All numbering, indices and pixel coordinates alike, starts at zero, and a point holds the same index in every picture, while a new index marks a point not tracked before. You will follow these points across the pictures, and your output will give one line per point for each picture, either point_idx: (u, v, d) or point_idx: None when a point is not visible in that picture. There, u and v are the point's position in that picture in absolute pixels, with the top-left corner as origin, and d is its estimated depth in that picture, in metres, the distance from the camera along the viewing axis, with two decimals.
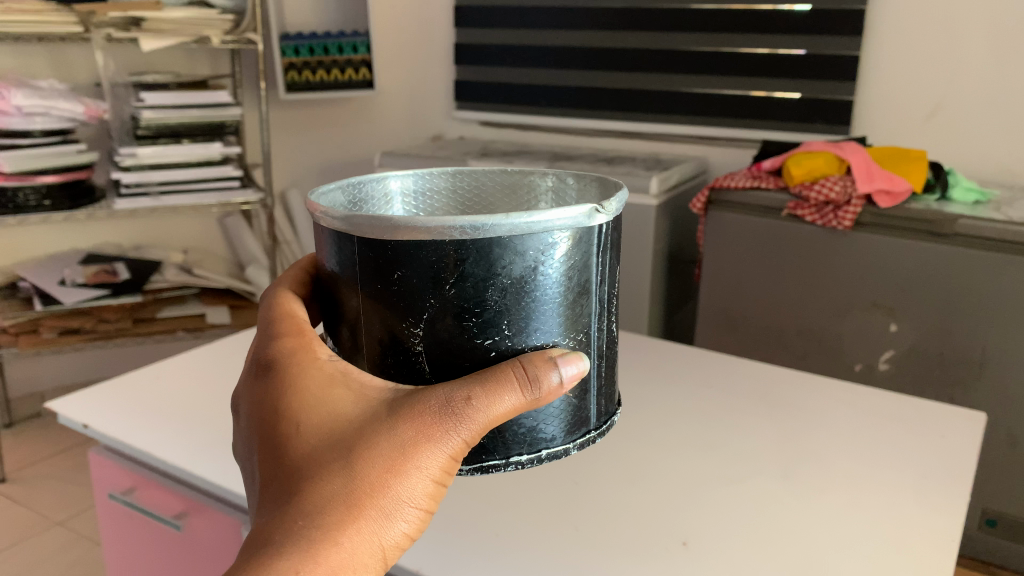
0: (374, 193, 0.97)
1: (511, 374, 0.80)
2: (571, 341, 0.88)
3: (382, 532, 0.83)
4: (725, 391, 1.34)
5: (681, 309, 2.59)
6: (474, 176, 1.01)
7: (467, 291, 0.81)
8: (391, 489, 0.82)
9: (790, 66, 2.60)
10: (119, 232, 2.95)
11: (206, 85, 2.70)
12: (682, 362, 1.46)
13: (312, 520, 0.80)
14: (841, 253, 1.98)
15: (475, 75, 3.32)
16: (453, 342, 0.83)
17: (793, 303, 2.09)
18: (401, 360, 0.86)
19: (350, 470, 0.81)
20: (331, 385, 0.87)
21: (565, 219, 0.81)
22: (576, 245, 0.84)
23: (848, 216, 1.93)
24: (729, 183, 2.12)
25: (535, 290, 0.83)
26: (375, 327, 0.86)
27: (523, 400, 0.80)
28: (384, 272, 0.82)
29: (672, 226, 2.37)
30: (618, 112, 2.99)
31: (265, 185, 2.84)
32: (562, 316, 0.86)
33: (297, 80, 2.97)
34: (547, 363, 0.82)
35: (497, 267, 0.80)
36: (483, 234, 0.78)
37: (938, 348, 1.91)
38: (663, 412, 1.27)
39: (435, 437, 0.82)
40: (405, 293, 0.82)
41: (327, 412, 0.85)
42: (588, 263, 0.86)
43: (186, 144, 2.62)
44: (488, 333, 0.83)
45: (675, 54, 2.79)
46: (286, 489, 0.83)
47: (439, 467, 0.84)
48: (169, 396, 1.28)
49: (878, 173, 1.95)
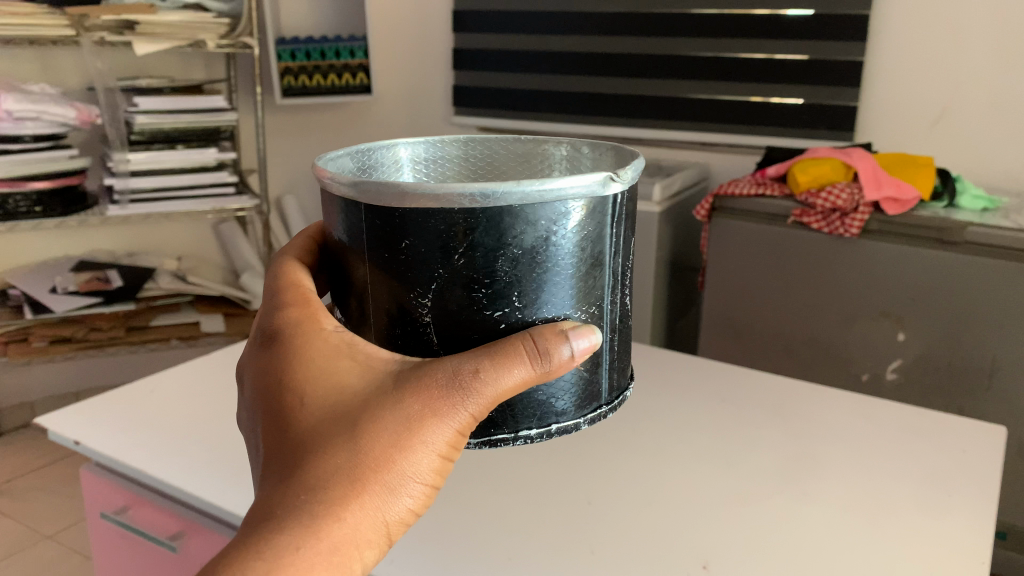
0: (381, 160, 0.91)
1: (518, 347, 0.63)
2: (584, 315, 0.68)
3: (386, 509, 0.68)
4: (739, 404, 1.31)
5: (684, 317, 2.56)
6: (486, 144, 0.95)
7: (477, 261, 0.62)
8: (397, 466, 0.67)
9: (793, 72, 2.58)
10: (112, 238, 2.91)
11: (201, 89, 2.66)
12: (692, 372, 1.43)
13: (312, 498, 0.65)
14: (848, 261, 1.96)
15: (474, 80, 3.29)
16: (462, 315, 0.65)
17: (799, 312, 2.06)
18: (409, 332, 0.67)
19: (353, 444, 0.66)
20: (340, 357, 0.70)
21: (579, 187, 0.62)
22: (592, 213, 0.65)
23: (856, 222, 1.90)
24: (733, 191, 2.09)
25: (547, 264, 0.64)
26: (383, 297, 0.67)
27: (533, 373, 0.64)
28: (390, 238, 0.64)
29: (675, 233, 2.34)
30: (619, 118, 2.96)
31: (261, 191, 2.80)
32: (571, 290, 0.67)
33: (293, 84, 2.93)
34: (558, 333, 0.64)
35: (507, 236, 0.62)
36: (492, 201, 0.60)
37: (948, 357, 1.88)
38: (675, 426, 1.24)
39: (442, 411, 0.66)
40: (410, 261, 0.63)
41: (329, 381, 0.69)
42: (604, 233, 0.66)
43: (181, 149, 2.58)
44: (499, 305, 0.64)
45: (677, 60, 2.77)
46: (281, 464, 0.68)
47: (449, 443, 0.68)
48: (164, 410, 1.24)
49: (885, 179, 1.92)
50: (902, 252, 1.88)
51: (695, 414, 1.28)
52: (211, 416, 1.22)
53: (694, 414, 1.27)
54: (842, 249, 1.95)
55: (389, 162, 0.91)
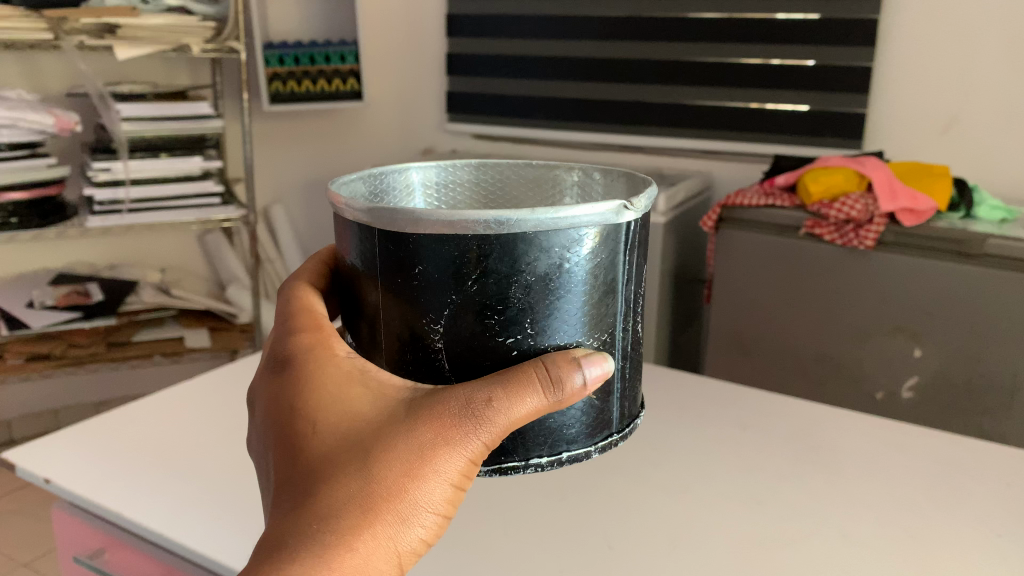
0: (393, 186, 0.80)
1: (531, 375, 0.62)
2: (596, 342, 0.67)
3: (398, 538, 0.67)
4: (759, 426, 1.23)
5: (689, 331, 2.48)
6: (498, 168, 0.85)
7: (491, 287, 0.62)
8: (409, 494, 0.67)
9: (798, 78, 2.51)
10: (92, 250, 2.80)
11: (186, 95, 2.56)
12: (708, 392, 1.35)
13: (324, 526, 0.65)
14: (862, 274, 1.88)
15: (469, 86, 3.21)
16: (474, 342, 0.64)
17: (811, 326, 1.98)
18: (419, 357, 0.66)
19: (365, 471, 0.66)
20: (352, 382, 0.69)
21: (595, 214, 0.62)
22: (604, 242, 0.64)
23: (870, 234, 1.82)
24: (742, 201, 2.02)
25: (560, 292, 0.63)
26: (395, 321, 0.66)
27: (547, 401, 0.63)
28: (404, 262, 0.63)
29: (680, 244, 2.26)
30: (619, 125, 2.88)
31: (248, 201, 2.70)
32: (583, 318, 0.66)
33: (281, 91, 2.82)
34: (570, 362, 0.63)
35: (521, 263, 0.61)
36: (506, 228, 0.60)
37: (966, 374, 1.81)
38: (694, 451, 1.16)
39: (455, 438, 0.65)
40: (423, 286, 0.63)
41: (341, 407, 0.69)
42: (618, 260, 0.66)
43: (164, 158, 2.47)
44: (512, 331, 0.64)
45: (679, 65, 2.69)
46: (292, 490, 0.68)
47: (462, 472, 0.67)
48: (145, 441, 1.14)
49: (901, 189, 1.84)
50: (916, 266, 1.81)
51: (714, 437, 1.20)
52: (195, 446, 1.13)
53: (712, 438, 1.20)
54: (855, 262, 1.88)
55: (399, 188, 0.80)
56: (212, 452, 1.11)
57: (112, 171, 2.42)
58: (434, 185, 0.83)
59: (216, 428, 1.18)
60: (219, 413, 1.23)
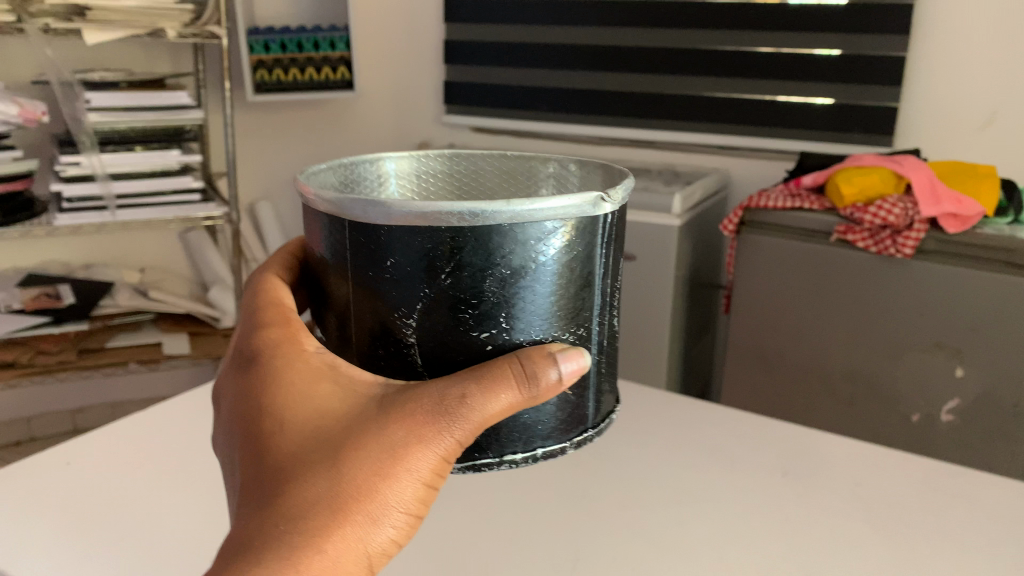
0: (365, 177, 0.79)
1: (506, 370, 0.62)
2: (570, 336, 0.68)
3: (368, 540, 0.65)
4: (793, 454, 1.07)
5: (702, 340, 2.31)
6: (473, 162, 0.83)
7: (465, 281, 0.62)
8: (380, 493, 0.65)
9: (822, 69, 2.33)
10: (65, 249, 2.62)
11: (164, 84, 2.38)
12: (734, 419, 1.19)
13: (293, 526, 0.62)
14: (897, 285, 1.70)
15: (468, 76, 3.03)
16: (448, 335, 0.64)
17: (840, 342, 1.81)
18: (394, 351, 0.67)
19: (335, 469, 0.64)
20: (322, 380, 0.69)
21: (569, 207, 0.62)
22: (580, 234, 0.65)
23: (909, 241, 1.65)
24: (765, 203, 1.84)
25: (534, 285, 0.64)
26: (368, 316, 0.66)
27: (521, 396, 0.63)
28: (377, 257, 0.63)
29: (694, 248, 2.09)
30: (628, 118, 2.71)
31: (231, 197, 2.52)
32: (556, 313, 0.66)
33: (267, 79, 2.65)
34: (545, 357, 0.63)
35: (496, 256, 0.62)
36: (480, 222, 0.60)
37: (1013, 398, 1.63)
38: (717, 483, 1.00)
39: (429, 436, 0.64)
40: (398, 281, 0.63)
41: (313, 405, 0.68)
42: (593, 253, 0.67)
43: (139, 151, 2.30)
44: (487, 325, 0.64)
45: (692, 55, 2.52)
46: (260, 492, 0.65)
47: (434, 470, 0.66)
48: (86, 516, 0.99)
49: (943, 191, 1.67)
50: (959, 277, 1.63)
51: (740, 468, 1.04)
52: (144, 527, 0.98)
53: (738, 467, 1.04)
54: (892, 269, 1.70)
55: (372, 180, 0.79)
56: (163, 534, 0.97)
57: (83, 165, 2.24)
58: (409, 182, 0.82)
59: (172, 500, 1.03)
60: (179, 479, 1.08)
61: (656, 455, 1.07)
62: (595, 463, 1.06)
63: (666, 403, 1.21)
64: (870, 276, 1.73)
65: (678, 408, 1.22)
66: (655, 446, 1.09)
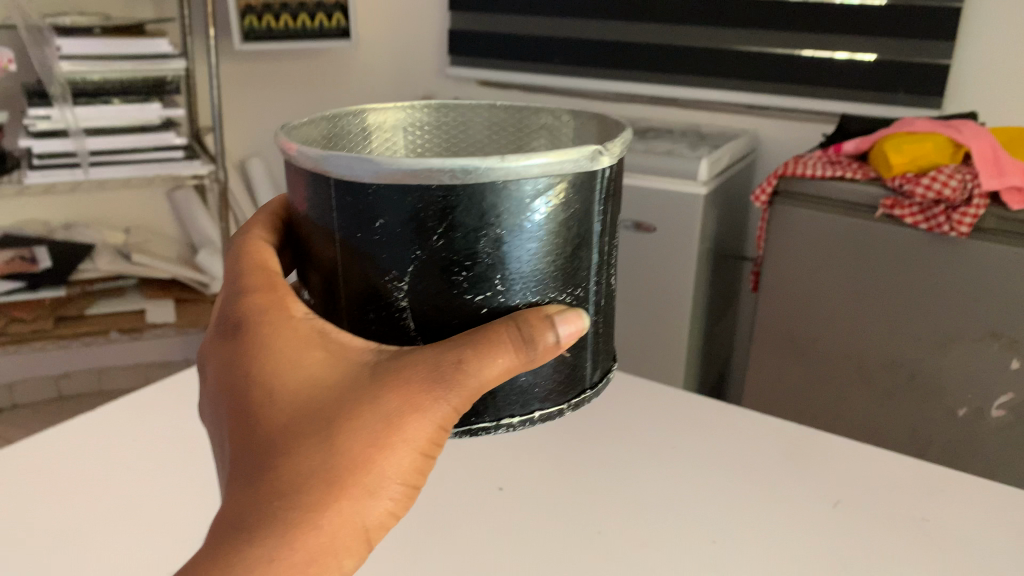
0: (347, 132, 0.66)
1: (502, 336, 0.54)
2: (571, 299, 0.59)
3: (365, 514, 0.59)
4: (845, 495, 0.92)
5: (725, 318, 2.15)
6: (465, 115, 0.70)
7: (456, 242, 0.53)
8: (374, 465, 0.58)
9: (866, 21, 2.11)
10: (43, 208, 2.46)
11: (143, 30, 2.18)
12: (774, 432, 1.03)
13: (287, 502, 0.57)
14: (950, 267, 1.52)
15: (477, 26, 2.81)
16: (439, 301, 0.55)
17: (882, 327, 1.63)
18: (383, 316, 0.57)
19: (325, 441, 0.57)
20: (307, 343, 0.60)
21: (564, 162, 0.53)
22: (580, 191, 0.56)
23: (966, 217, 1.45)
24: (803, 171, 1.65)
25: (533, 246, 0.55)
26: (350, 278, 0.57)
27: (519, 362, 0.55)
28: (360, 215, 0.54)
29: (721, 218, 1.91)
30: (648, 74, 2.50)
31: (219, 155, 2.34)
32: (555, 276, 0.57)
33: (258, 26, 2.44)
34: (543, 319, 0.55)
35: (490, 215, 0.53)
36: (473, 177, 0.51)
37: None
38: (761, 538, 0.85)
39: (426, 405, 0.57)
40: (378, 241, 0.54)
41: (295, 370, 0.60)
42: (594, 211, 0.58)
43: (117, 104, 2.12)
44: (481, 290, 0.55)
45: (721, 5, 2.30)
46: (246, 465, 0.59)
47: (429, 438, 0.59)
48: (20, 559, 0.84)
49: (1009, 162, 1.47)
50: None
51: (786, 515, 0.89)
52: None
53: (783, 514, 0.89)
54: (945, 248, 1.52)
55: (354, 135, 0.66)
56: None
57: (53, 119, 2.07)
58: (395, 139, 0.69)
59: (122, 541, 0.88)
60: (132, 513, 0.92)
61: (687, 493, 0.92)
62: (619, 503, 0.91)
63: (697, 422, 1.05)
64: (920, 257, 1.55)
65: (711, 418, 1.06)
66: (686, 481, 0.94)
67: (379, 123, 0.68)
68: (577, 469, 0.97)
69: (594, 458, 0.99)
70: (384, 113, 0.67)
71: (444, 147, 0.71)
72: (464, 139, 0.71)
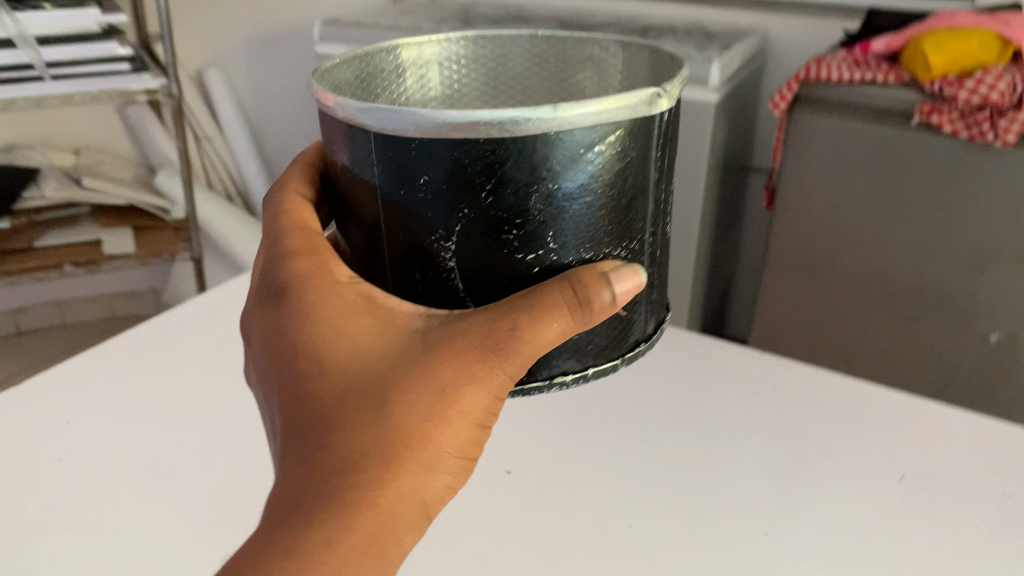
0: (380, 69, 0.61)
1: (555, 298, 0.49)
2: (626, 253, 0.54)
3: (424, 491, 0.54)
4: (905, 458, 0.81)
5: (730, 234, 2.01)
6: (503, 47, 0.64)
7: (507, 198, 0.47)
8: (432, 438, 0.53)
9: None
10: None
11: None
12: (815, 386, 0.91)
13: (342, 480, 0.52)
14: (994, 181, 1.36)
15: None
16: (489, 259, 0.50)
17: (912, 247, 1.49)
18: (432, 275, 0.52)
19: (378, 414, 0.53)
20: (352, 310, 0.56)
21: (620, 110, 0.46)
22: (638, 139, 0.49)
23: (1012, 126, 1.29)
24: (827, 73, 1.47)
25: (588, 200, 0.49)
26: (393, 233, 0.51)
27: (575, 323, 0.51)
28: (401, 171, 0.48)
29: (730, 127, 1.73)
30: None
31: (170, 65, 2.11)
32: (606, 231, 0.52)
33: None
34: (598, 278, 0.50)
35: (544, 169, 0.47)
36: (523, 129, 0.45)
37: None
38: (815, 523, 0.73)
39: (483, 373, 0.53)
40: (424, 196, 0.48)
41: (343, 340, 0.56)
42: (652, 158, 0.51)
43: (48, 11, 1.86)
44: (533, 247, 0.50)
45: None
46: (296, 442, 0.55)
47: (486, 408, 0.55)
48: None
49: None
50: None
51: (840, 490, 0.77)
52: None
53: (838, 489, 0.77)
54: (989, 163, 1.35)
55: (388, 74, 0.61)
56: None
57: None
58: (428, 75, 0.63)
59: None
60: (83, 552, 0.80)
61: (724, 469, 0.79)
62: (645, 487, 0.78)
63: (726, 380, 0.93)
64: (960, 170, 1.39)
65: (740, 374, 0.94)
66: (721, 454, 0.81)
67: (413, 58, 0.62)
68: (594, 443, 0.84)
69: (612, 428, 0.86)
70: (417, 47, 0.62)
71: (481, 82, 0.66)
72: (502, 73, 0.66)
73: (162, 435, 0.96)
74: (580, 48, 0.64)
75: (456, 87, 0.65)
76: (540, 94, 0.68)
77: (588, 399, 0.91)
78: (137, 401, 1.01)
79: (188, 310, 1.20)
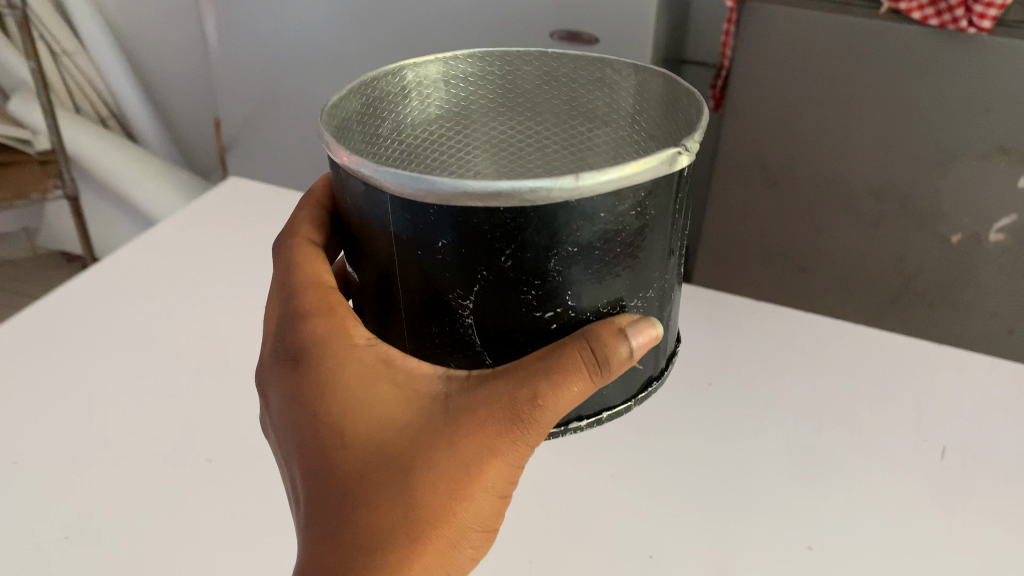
0: (385, 93, 0.63)
1: (575, 359, 0.51)
2: (640, 301, 0.54)
3: (448, 562, 0.56)
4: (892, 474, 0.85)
5: None
6: (512, 65, 0.68)
7: (527, 262, 0.47)
8: (455, 513, 0.55)
9: None
10: None
11: None
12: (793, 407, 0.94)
13: (368, 556, 0.53)
14: (963, 74, 1.27)
15: None
16: (506, 317, 0.51)
17: (872, 148, 1.40)
18: (448, 330, 0.53)
19: (402, 490, 0.54)
20: (374, 378, 0.56)
21: (643, 173, 0.46)
22: (655, 198, 0.49)
23: (991, 9, 1.19)
24: None
25: (610, 254, 0.49)
26: (414, 288, 0.51)
27: (593, 383, 0.52)
28: (417, 235, 0.48)
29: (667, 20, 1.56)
30: None
31: None
32: (621, 282, 0.52)
33: None
34: (613, 334, 0.51)
35: (563, 233, 0.47)
36: (543, 198, 0.44)
37: None
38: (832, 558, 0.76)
39: (506, 441, 0.55)
40: (443, 262, 0.48)
41: (366, 412, 0.56)
42: (669, 210, 0.51)
43: None
44: (552, 305, 0.51)
45: None
46: (319, 515, 0.55)
47: (505, 479, 0.57)
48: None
49: None
50: None
51: (834, 521, 0.80)
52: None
53: (834, 520, 0.80)
54: (958, 56, 1.25)
55: (392, 97, 0.64)
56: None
57: None
58: (431, 94, 0.66)
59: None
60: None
61: (729, 506, 0.81)
62: (657, 534, 0.79)
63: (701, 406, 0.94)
64: (927, 62, 1.28)
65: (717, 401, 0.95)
66: (724, 489, 0.83)
67: (417, 80, 0.65)
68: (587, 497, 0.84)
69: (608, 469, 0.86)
70: (421, 69, 0.64)
71: (488, 98, 0.69)
72: (511, 88, 0.69)
73: (100, 493, 0.86)
74: (592, 67, 0.67)
75: (462, 101, 0.68)
76: (547, 108, 0.71)
77: (570, 435, 0.90)
78: (61, 448, 0.90)
79: (84, 327, 1.08)
